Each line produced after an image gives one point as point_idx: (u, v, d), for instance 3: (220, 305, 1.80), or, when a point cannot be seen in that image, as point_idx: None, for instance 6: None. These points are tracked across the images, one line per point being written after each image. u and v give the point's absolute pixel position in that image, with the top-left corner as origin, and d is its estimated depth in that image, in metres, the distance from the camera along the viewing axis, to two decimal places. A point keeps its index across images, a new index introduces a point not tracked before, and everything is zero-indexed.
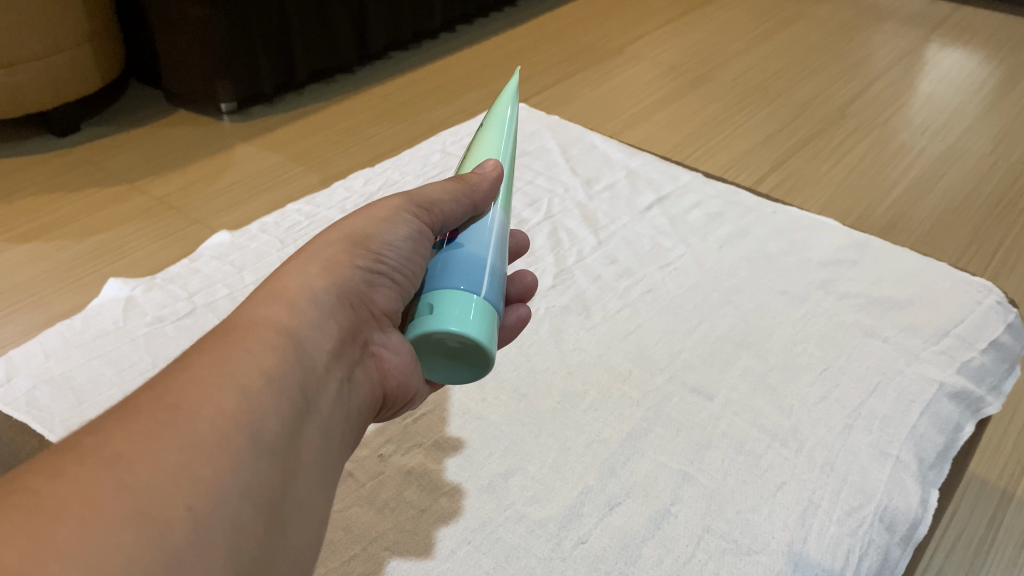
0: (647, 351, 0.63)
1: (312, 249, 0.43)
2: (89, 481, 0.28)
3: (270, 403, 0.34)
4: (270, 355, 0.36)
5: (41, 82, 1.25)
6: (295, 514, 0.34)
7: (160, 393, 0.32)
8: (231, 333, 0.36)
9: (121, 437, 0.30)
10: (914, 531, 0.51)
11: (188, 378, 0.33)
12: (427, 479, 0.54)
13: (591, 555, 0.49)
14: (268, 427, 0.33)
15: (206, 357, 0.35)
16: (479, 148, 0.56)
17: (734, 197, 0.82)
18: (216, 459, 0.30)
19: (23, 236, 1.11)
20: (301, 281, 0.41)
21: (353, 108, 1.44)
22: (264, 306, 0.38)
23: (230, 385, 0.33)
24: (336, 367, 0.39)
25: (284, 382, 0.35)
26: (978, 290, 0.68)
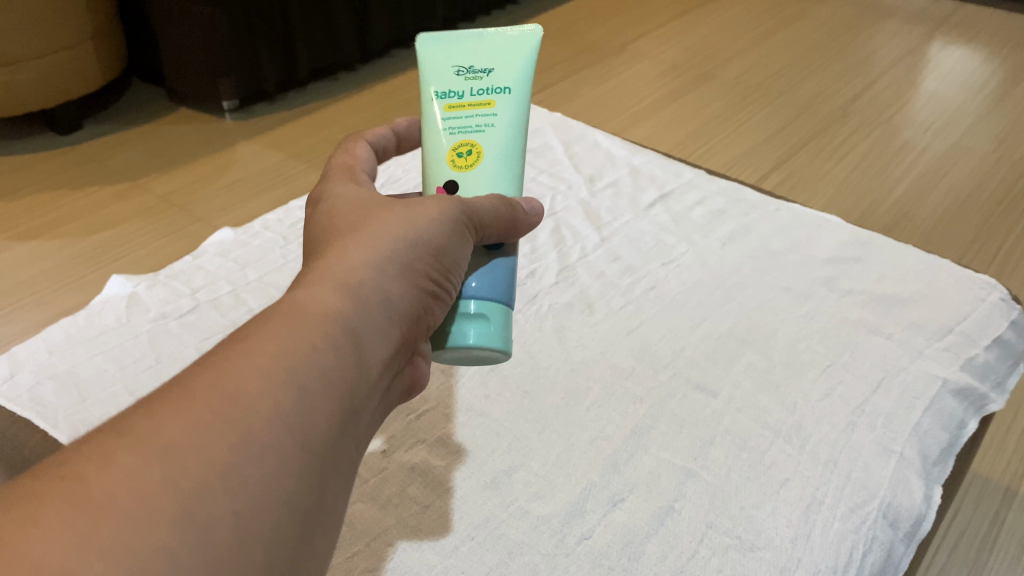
0: (650, 348, 0.63)
1: (380, 235, 0.40)
2: (139, 473, 0.27)
3: (324, 406, 0.32)
4: (330, 353, 0.34)
5: (43, 80, 1.25)
6: (326, 523, 0.32)
7: (219, 379, 0.30)
8: (295, 321, 0.34)
9: (175, 427, 0.28)
10: (918, 528, 0.51)
11: (247, 365, 0.31)
12: (430, 475, 0.54)
13: (595, 552, 0.49)
14: (318, 434, 0.32)
15: (268, 346, 0.32)
16: (491, 133, 0.47)
17: (738, 194, 0.82)
18: (265, 463, 0.29)
19: (26, 234, 1.11)
20: (371, 275, 0.38)
21: (355, 106, 1.44)
22: (325, 292, 0.36)
23: (289, 383, 0.31)
24: (385, 375, 0.38)
25: (340, 385, 0.33)
26: (981, 286, 0.67)
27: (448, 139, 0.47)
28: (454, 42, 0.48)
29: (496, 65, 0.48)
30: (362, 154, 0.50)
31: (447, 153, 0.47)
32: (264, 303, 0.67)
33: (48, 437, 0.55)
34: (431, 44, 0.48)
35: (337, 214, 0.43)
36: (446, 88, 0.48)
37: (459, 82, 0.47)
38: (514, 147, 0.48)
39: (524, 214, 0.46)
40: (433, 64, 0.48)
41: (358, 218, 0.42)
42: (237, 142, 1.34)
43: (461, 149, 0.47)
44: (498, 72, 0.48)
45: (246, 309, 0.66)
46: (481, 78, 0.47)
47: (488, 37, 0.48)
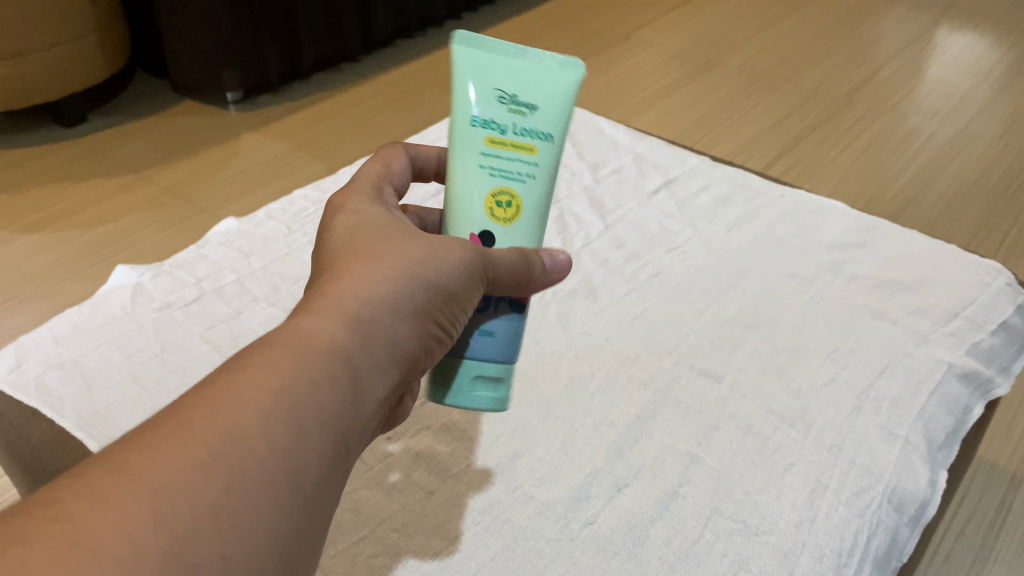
0: (655, 334, 0.63)
1: (398, 265, 0.39)
2: (132, 513, 0.26)
3: (316, 444, 0.32)
4: (328, 389, 0.33)
5: (48, 73, 1.25)
6: (308, 560, 0.33)
7: (216, 415, 0.30)
8: (300, 355, 0.34)
9: (170, 465, 0.28)
10: (923, 513, 0.52)
11: (244, 400, 0.31)
12: (435, 461, 0.54)
13: (599, 536, 0.49)
14: (309, 472, 0.32)
15: (269, 378, 0.32)
16: (531, 182, 0.43)
17: (742, 180, 0.81)
18: (255, 504, 0.29)
19: (31, 227, 1.11)
20: (385, 312, 0.38)
21: (358, 97, 1.44)
22: (329, 321, 0.36)
23: (285, 423, 0.31)
24: (380, 413, 0.38)
25: (333, 422, 0.33)
26: (987, 271, 0.67)
27: (482, 178, 0.42)
28: (491, 62, 0.42)
29: (540, 102, 0.42)
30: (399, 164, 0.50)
31: (484, 198, 0.43)
32: (268, 293, 0.67)
33: (54, 426, 0.55)
34: (466, 60, 0.42)
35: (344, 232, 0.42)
36: (487, 118, 0.42)
37: (501, 113, 0.42)
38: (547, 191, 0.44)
39: (543, 271, 0.43)
40: (469, 83, 0.42)
41: (365, 237, 0.41)
42: (241, 133, 1.34)
43: (499, 200, 0.43)
44: (541, 112, 0.42)
45: (251, 298, 0.67)
46: (522, 114, 0.42)
47: (528, 65, 0.41)
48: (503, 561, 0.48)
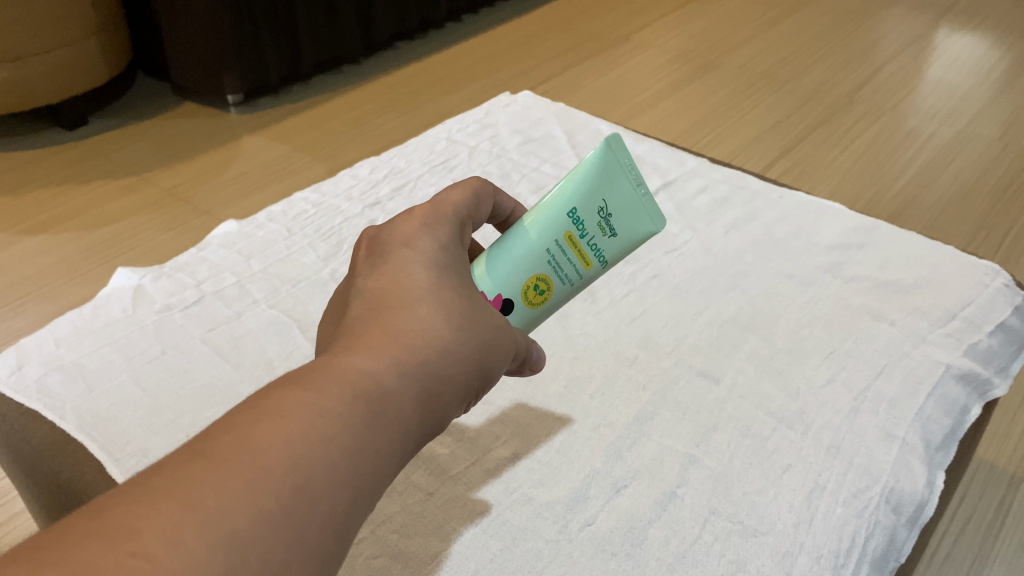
0: (653, 335, 0.64)
1: (453, 324, 0.40)
2: (211, 561, 0.25)
3: (364, 512, 0.32)
4: (385, 447, 0.33)
5: (49, 76, 1.25)
6: None
7: (290, 463, 0.29)
8: (367, 408, 0.33)
9: (247, 514, 0.27)
10: (921, 513, 0.52)
11: (319, 448, 0.30)
12: (434, 463, 0.54)
13: (597, 537, 0.49)
14: (354, 538, 0.31)
15: (339, 428, 0.32)
16: (564, 287, 0.49)
17: (741, 181, 0.82)
18: (310, 569, 0.29)
19: (32, 229, 1.12)
20: (437, 373, 0.38)
21: (358, 99, 1.44)
22: (389, 368, 0.35)
23: (350, 485, 0.31)
24: None
25: (381, 482, 0.33)
26: (985, 272, 0.67)
27: (539, 262, 0.48)
28: (613, 186, 0.47)
29: (619, 234, 0.48)
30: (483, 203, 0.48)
31: (529, 273, 0.48)
32: (268, 294, 0.67)
33: (55, 428, 0.56)
34: (600, 166, 0.47)
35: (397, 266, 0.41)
36: (576, 220, 0.47)
37: (588, 225, 0.47)
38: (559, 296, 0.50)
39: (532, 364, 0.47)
40: (585, 190, 0.47)
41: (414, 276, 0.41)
42: (242, 135, 1.34)
43: (536, 288, 0.48)
44: (615, 241, 0.48)
45: (251, 300, 0.67)
46: (601, 235, 0.48)
47: (633, 205, 0.48)
48: (502, 562, 0.48)
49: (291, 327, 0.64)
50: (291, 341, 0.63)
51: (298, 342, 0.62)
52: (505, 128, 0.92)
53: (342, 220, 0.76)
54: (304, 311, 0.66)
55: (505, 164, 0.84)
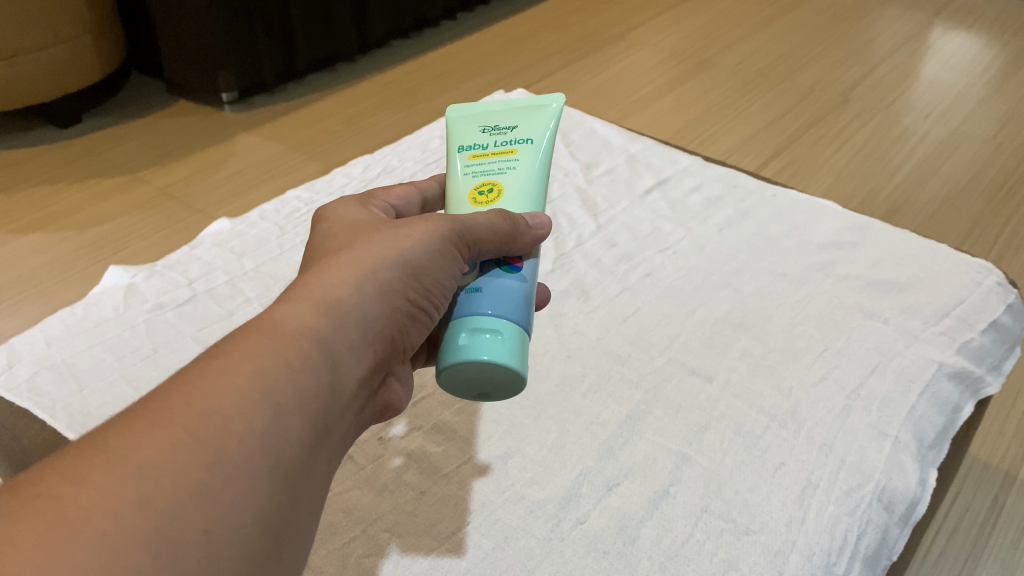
0: (646, 334, 0.63)
1: (363, 254, 0.41)
2: (116, 488, 0.28)
3: (295, 425, 0.33)
4: (306, 373, 0.35)
5: (42, 74, 1.25)
6: (295, 542, 0.33)
7: (197, 398, 0.31)
8: (271, 340, 0.35)
9: (150, 444, 0.29)
10: (913, 511, 0.52)
11: (224, 383, 0.32)
12: (425, 462, 0.54)
13: (590, 536, 0.49)
14: (290, 449, 0.33)
15: (242, 360, 0.34)
16: (512, 176, 0.48)
17: (734, 180, 0.82)
18: (237, 480, 0.30)
19: (26, 228, 1.11)
20: (352, 296, 0.39)
21: (353, 98, 1.44)
22: (304, 308, 0.37)
23: (264, 402, 0.33)
24: (358, 396, 0.39)
25: (313, 404, 0.35)
26: (979, 270, 0.68)
27: (470, 180, 0.48)
28: (476, 112, 0.52)
29: (516, 122, 0.50)
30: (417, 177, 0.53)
31: (469, 192, 0.48)
32: (261, 293, 0.67)
33: (45, 427, 0.56)
34: (459, 110, 0.52)
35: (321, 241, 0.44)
36: (469, 142, 0.50)
37: (481, 136, 0.50)
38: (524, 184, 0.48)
39: (525, 227, 0.44)
40: (457, 126, 0.51)
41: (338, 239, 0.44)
42: (236, 134, 1.34)
43: (482, 187, 0.48)
44: (520, 127, 0.50)
45: (243, 299, 0.67)
46: (503, 132, 0.50)
47: (506, 106, 0.51)
48: (494, 560, 0.48)
49: None
50: None
51: None
52: None
53: None
54: None
55: None
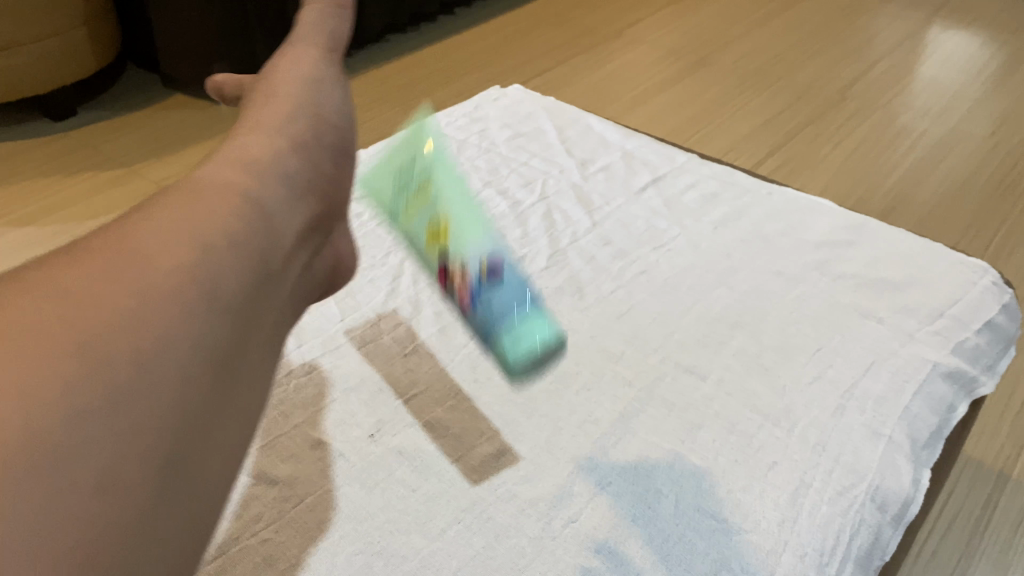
0: (641, 331, 0.63)
1: (258, 134, 0.47)
2: (56, 304, 0.32)
3: (230, 257, 0.38)
4: (235, 217, 0.39)
5: (37, 66, 1.25)
6: (246, 369, 0.37)
7: (133, 241, 0.36)
8: (195, 194, 0.40)
9: (88, 274, 0.33)
10: (906, 511, 0.52)
11: (154, 229, 0.37)
12: (417, 458, 0.53)
13: (581, 535, 0.49)
14: (227, 281, 0.37)
15: (166, 210, 0.38)
16: None
17: (730, 178, 0.81)
18: (175, 302, 0.34)
19: (20, 220, 1.11)
20: (263, 161, 0.44)
21: (349, 93, 1.44)
22: (225, 171, 0.42)
23: (193, 235, 0.37)
24: (298, 251, 0.43)
25: (247, 245, 0.39)
26: (974, 270, 0.68)
27: None
28: None
29: None
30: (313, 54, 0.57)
31: None
32: None
33: None
34: None
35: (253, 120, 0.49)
36: None
37: None
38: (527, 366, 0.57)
39: (327, 108, 0.52)
40: None
41: (264, 121, 0.48)
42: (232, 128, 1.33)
43: None
44: None
45: None
46: None
47: None
48: (485, 558, 0.47)
49: None
50: None
51: None
52: (495, 123, 0.90)
53: None
54: None
55: (493, 159, 0.83)
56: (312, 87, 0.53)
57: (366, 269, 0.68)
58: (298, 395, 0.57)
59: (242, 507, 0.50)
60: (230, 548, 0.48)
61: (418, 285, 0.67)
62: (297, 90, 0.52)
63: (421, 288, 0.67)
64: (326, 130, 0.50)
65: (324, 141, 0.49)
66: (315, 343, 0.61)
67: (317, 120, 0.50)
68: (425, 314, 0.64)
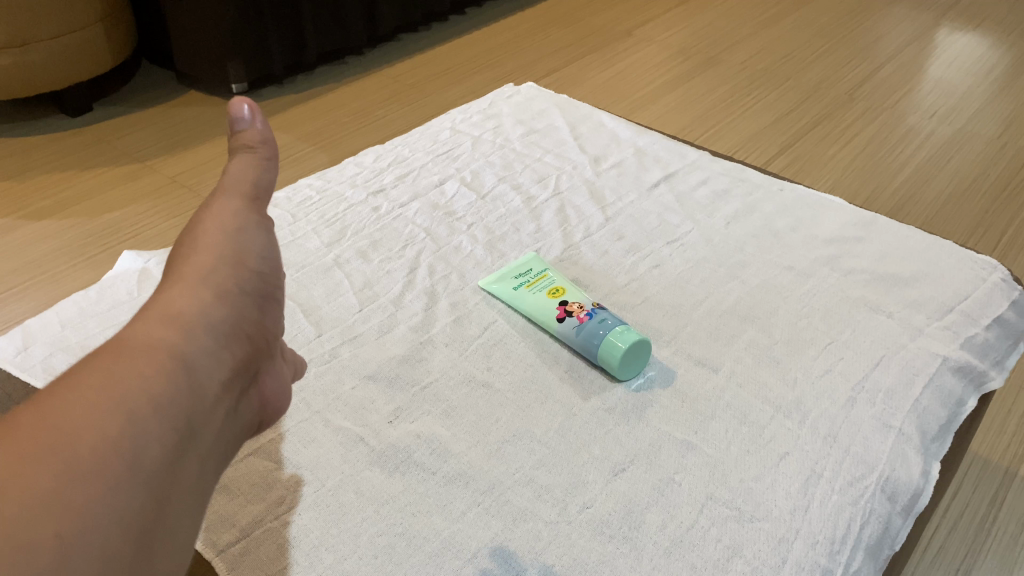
0: (653, 323, 0.64)
1: (194, 274, 0.44)
2: None
3: (153, 425, 0.36)
4: (159, 378, 0.37)
5: (56, 62, 1.26)
6: (164, 541, 0.35)
7: (49, 416, 0.34)
8: (120, 352, 0.38)
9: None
10: (915, 502, 0.53)
11: (74, 398, 0.35)
12: (434, 442, 0.54)
13: (596, 520, 0.49)
14: (148, 453, 0.35)
15: (92, 375, 0.36)
16: None
17: (741, 174, 0.82)
18: (92, 487, 0.33)
19: (37, 214, 1.12)
20: (192, 311, 0.41)
21: (362, 90, 1.45)
22: (152, 326, 0.40)
23: (116, 408, 0.35)
24: (227, 398, 0.41)
25: (173, 406, 0.37)
26: (983, 267, 0.69)
27: None
28: None
29: None
30: (260, 179, 0.51)
31: None
32: None
33: None
34: None
35: (186, 245, 0.46)
36: None
37: None
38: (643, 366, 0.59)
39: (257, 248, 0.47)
40: None
41: (199, 245, 0.46)
42: None
43: None
44: None
45: None
46: None
47: None
48: (503, 541, 0.48)
49: (294, 311, 0.64)
50: (295, 324, 0.63)
51: (300, 327, 0.62)
52: (508, 120, 0.91)
53: (345, 206, 0.76)
54: (307, 295, 0.66)
55: (507, 155, 0.84)
56: (252, 207, 0.50)
57: (382, 261, 0.69)
58: (318, 383, 0.58)
59: (264, 490, 0.51)
60: (252, 530, 0.48)
61: (434, 277, 0.68)
62: (235, 206, 0.49)
63: (437, 280, 0.67)
64: (261, 252, 0.48)
65: (254, 267, 0.46)
66: (333, 333, 0.62)
67: (249, 240, 0.48)
68: (441, 305, 0.65)
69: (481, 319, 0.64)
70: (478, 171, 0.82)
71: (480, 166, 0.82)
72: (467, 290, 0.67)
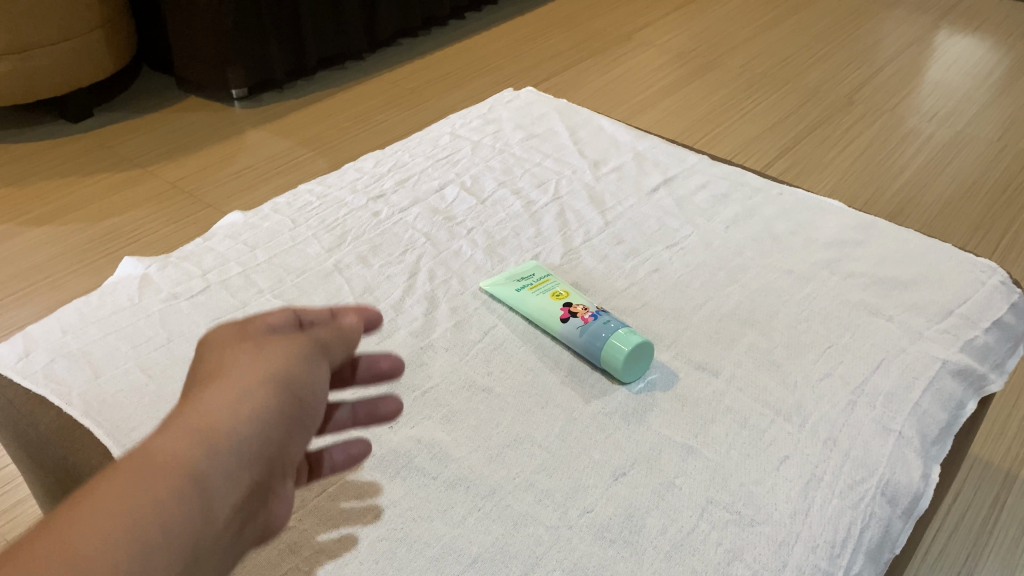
0: (654, 327, 0.64)
1: (227, 387, 0.40)
2: None
3: (149, 562, 0.33)
4: (172, 507, 0.34)
5: (56, 68, 1.26)
6: None
7: (58, 532, 0.32)
8: (139, 474, 0.35)
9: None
10: (915, 505, 0.53)
11: (84, 522, 0.33)
12: (435, 447, 0.54)
13: (596, 525, 0.50)
14: None
15: (110, 494, 0.34)
16: None
17: (740, 178, 0.83)
18: None
19: (37, 220, 1.12)
20: (218, 432, 0.38)
21: (362, 95, 1.45)
22: (179, 442, 0.37)
23: (121, 538, 0.33)
24: (229, 529, 0.37)
25: (175, 539, 0.34)
26: (982, 270, 0.69)
27: None
28: None
29: None
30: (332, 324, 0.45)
31: None
32: (274, 284, 0.68)
33: (63, 413, 0.57)
34: None
35: (234, 351, 0.42)
36: None
37: None
38: (644, 370, 0.59)
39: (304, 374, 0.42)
40: None
41: (246, 355, 0.42)
42: (246, 129, 1.35)
43: None
44: None
45: (256, 290, 0.67)
46: None
47: None
48: (504, 545, 0.48)
49: None
50: None
51: None
52: (508, 124, 0.91)
53: (345, 211, 0.76)
54: (307, 301, 0.66)
55: (507, 159, 0.85)
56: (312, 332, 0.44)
57: (383, 266, 0.69)
58: None
59: None
60: None
61: (434, 281, 0.68)
62: (296, 333, 0.44)
63: (437, 285, 0.68)
64: (310, 349, 0.43)
65: (298, 384, 0.41)
66: None
67: (298, 359, 0.42)
68: (442, 309, 0.65)
69: (482, 324, 0.64)
70: (478, 176, 0.82)
71: (480, 171, 0.83)
72: (467, 294, 0.67)
